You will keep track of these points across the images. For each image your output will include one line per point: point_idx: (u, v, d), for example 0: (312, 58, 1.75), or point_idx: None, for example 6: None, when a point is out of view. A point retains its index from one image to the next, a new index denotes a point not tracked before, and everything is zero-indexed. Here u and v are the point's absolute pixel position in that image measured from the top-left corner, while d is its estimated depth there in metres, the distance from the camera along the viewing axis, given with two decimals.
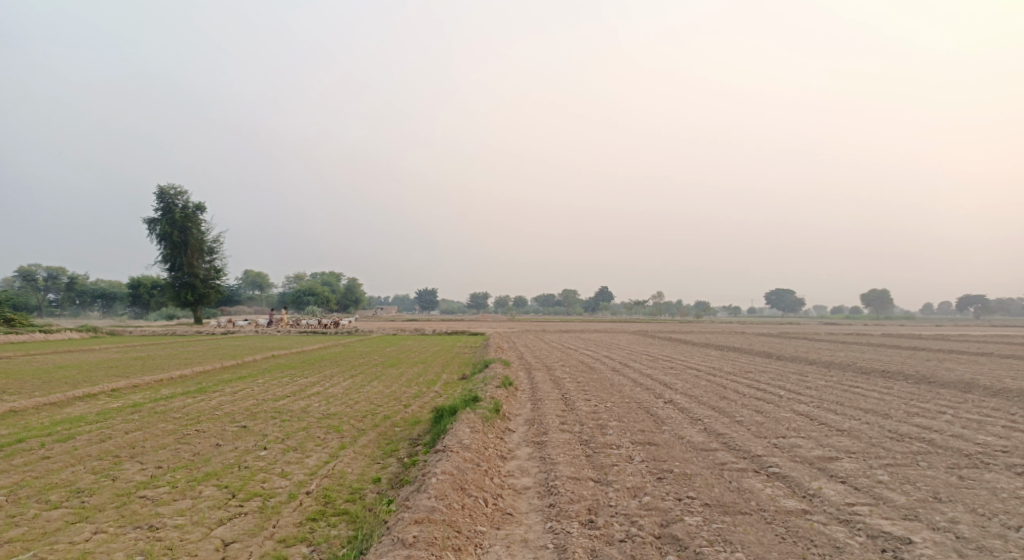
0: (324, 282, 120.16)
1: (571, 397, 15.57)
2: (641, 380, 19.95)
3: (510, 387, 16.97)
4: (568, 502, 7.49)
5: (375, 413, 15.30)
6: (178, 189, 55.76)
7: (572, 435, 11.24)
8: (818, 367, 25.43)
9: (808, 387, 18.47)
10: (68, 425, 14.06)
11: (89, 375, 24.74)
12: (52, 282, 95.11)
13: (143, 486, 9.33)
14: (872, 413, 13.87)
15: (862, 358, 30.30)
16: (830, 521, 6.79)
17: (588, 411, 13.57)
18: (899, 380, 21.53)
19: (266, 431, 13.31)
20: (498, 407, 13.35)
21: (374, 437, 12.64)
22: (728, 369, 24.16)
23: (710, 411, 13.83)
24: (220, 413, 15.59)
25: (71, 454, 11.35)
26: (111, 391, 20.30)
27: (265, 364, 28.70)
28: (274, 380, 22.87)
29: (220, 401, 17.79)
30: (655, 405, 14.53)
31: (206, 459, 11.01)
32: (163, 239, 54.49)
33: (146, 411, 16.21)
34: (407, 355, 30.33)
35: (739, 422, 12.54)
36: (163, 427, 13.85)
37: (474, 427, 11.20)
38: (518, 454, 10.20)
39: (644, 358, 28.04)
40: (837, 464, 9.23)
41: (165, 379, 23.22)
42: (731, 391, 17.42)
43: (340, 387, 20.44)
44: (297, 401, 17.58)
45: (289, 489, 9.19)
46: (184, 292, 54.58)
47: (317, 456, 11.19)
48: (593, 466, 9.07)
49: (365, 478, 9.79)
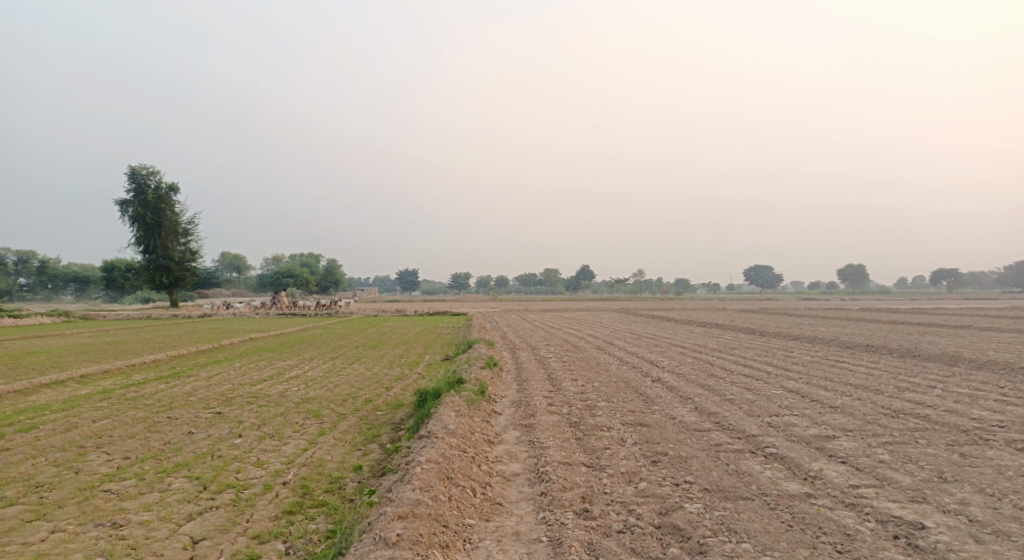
0: (303, 263, 118.68)
1: (557, 377, 15.18)
2: (627, 358, 19.62)
3: (495, 368, 16.56)
4: (561, 490, 7.10)
5: (356, 397, 14.80)
6: (150, 169, 54.29)
7: (561, 418, 10.84)
8: (802, 343, 25.30)
9: (795, 363, 18.29)
10: (32, 414, 13.38)
11: (59, 361, 23.87)
12: (23, 266, 92.57)
13: (107, 479, 8.78)
14: (863, 389, 13.65)
15: (845, 333, 30.29)
16: (837, 506, 6.47)
17: (575, 391, 13.19)
18: (884, 354, 21.42)
19: (241, 418, 12.77)
20: (483, 389, 12.94)
21: (355, 422, 12.18)
22: (713, 345, 23.91)
23: (699, 390, 13.51)
24: (194, 399, 15.00)
25: (32, 445, 10.71)
26: (81, 377, 19.54)
27: (242, 347, 27.99)
28: (251, 363, 22.25)
29: (194, 387, 17.15)
30: (643, 384, 14.21)
31: (177, 449, 10.45)
32: (136, 221, 53.02)
33: (116, 397, 15.56)
34: (388, 337, 29.75)
35: (730, 400, 12.24)
36: (133, 415, 13.23)
37: (459, 410, 10.76)
38: (506, 438, 9.79)
39: (629, 336, 27.75)
40: (836, 443, 8.95)
41: (138, 363, 22.48)
42: (718, 369, 17.14)
43: (320, 371, 19.86)
44: (274, 385, 17.02)
45: (264, 480, 8.70)
46: (159, 275, 53.31)
47: (295, 444, 10.69)
48: (584, 451, 8.67)
49: (345, 467, 9.34)
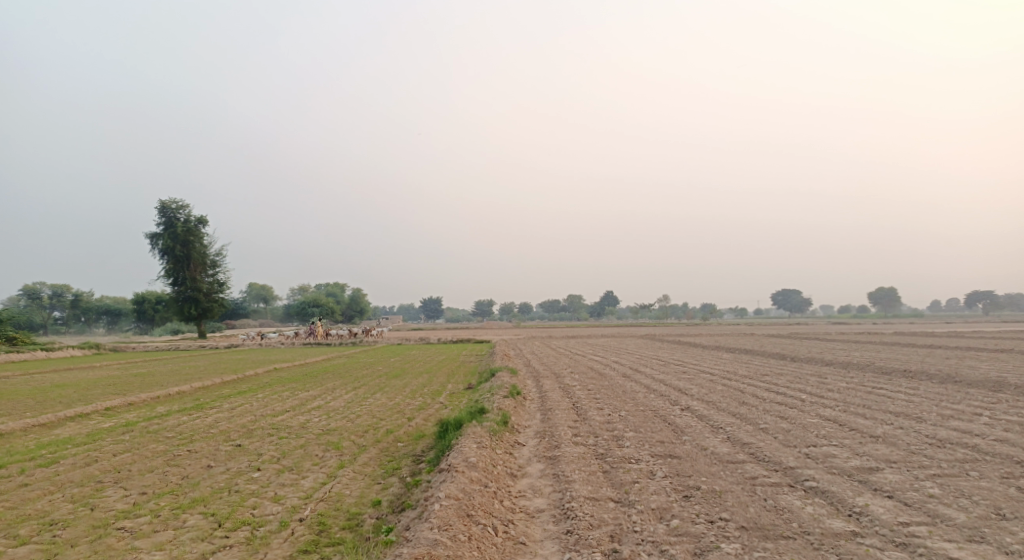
0: (329, 293, 119.70)
1: (582, 406, 14.79)
2: (655, 386, 19.13)
3: (518, 397, 16.19)
4: (588, 529, 6.72)
5: (377, 428, 14.53)
6: (180, 203, 55.39)
7: (587, 449, 10.44)
8: (836, 369, 24.51)
9: (830, 390, 17.62)
10: (54, 448, 13.32)
11: (86, 394, 24.00)
12: (58, 299, 94.57)
13: (122, 516, 8.59)
14: (904, 417, 13.03)
15: (880, 357, 29.30)
16: (887, 546, 6.01)
17: (601, 421, 12.78)
18: (923, 380, 20.60)
19: (261, 450, 12.56)
20: (506, 419, 12.60)
21: (376, 454, 11.90)
22: (743, 372, 23.24)
23: (730, 418, 13.01)
24: (216, 431, 14.87)
25: (51, 480, 10.61)
26: (105, 410, 19.58)
27: (266, 378, 27.96)
28: (274, 394, 22.15)
29: (217, 418, 17.03)
30: (672, 413, 13.73)
31: (194, 484, 10.24)
32: (166, 254, 53.92)
33: (138, 430, 15.49)
34: (412, 366, 29.53)
35: (764, 429, 11.74)
36: (153, 448, 13.11)
37: (481, 442, 10.43)
38: (529, 471, 9.43)
39: (655, 363, 27.18)
40: (880, 475, 8.44)
41: (163, 395, 22.52)
42: (750, 396, 16.56)
43: (342, 401, 19.67)
44: (296, 416, 16.83)
45: (280, 517, 8.43)
46: (187, 307, 53.93)
47: (313, 478, 10.42)
48: (612, 485, 8.27)
49: (364, 502, 9.03)
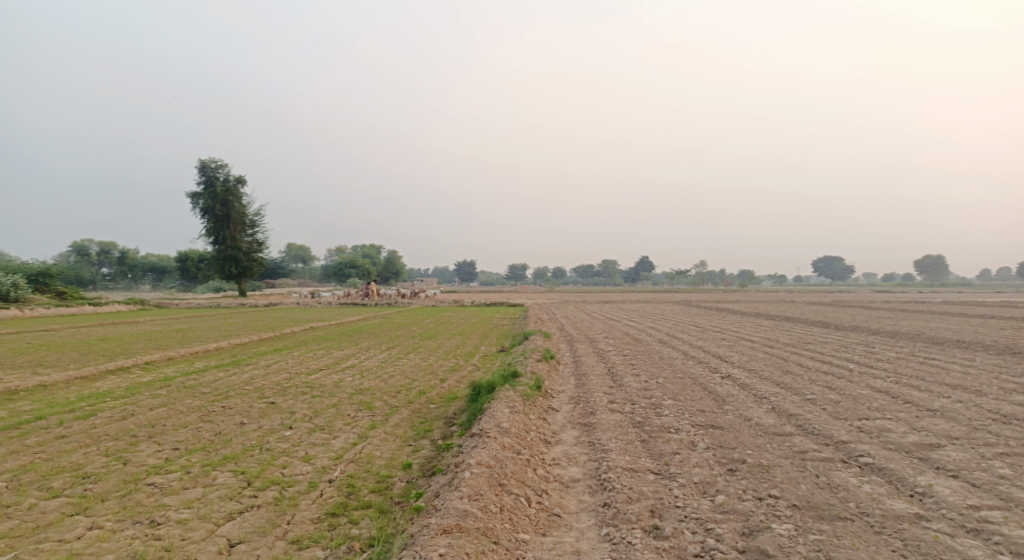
0: (366, 255, 120.83)
1: (618, 371, 14.36)
2: (693, 352, 18.57)
3: (552, 361, 15.84)
4: (627, 502, 6.35)
5: (410, 388, 14.37)
6: (220, 162, 55.86)
7: (623, 417, 10.04)
8: (884, 338, 23.59)
9: (879, 360, 16.86)
10: (92, 401, 13.44)
11: (128, 348, 24.43)
12: (105, 256, 97.32)
13: (153, 472, 8.53)
14: (962, 390, 12.29)
15: (929, 327, 28.21)
16: (957, 532, 5.56)
17: (638, 387, 12.35)
18: (978, 351, 19.60)
19: (293, 408, 12.49)
20: (539, 383, 12.27)
21: (408, 415, 11.71)
22: (785, 340, 22.47)
23: (774, 388, 12.44)
24: (250, 388, 14.90)
25: (87, 433, 10.66)
26: (145, 365, 19.86)
27: (302, 336, 28.18)
28: (309, 352, 22.21)
29: (251, 375, 17.08)
30: (712, 381, 13.21)
31: (226, 441, 10.16)
32: (207, 212, 54.63)
33: (175, 385, 15.61)
34: (446, 327, 29.41)
35: (811, 401, 11.17)
36: (188, 404, 13.15)
37: (514, 406, 10.11)
38: (564, 438, 9.08)
39: (693, 329, 26.53)
40: (941, 453, 7.88)
41: (201, 351, 22.81)
42: (794, 365, 15.89)
43: (376, 361, 19.61)
44: (329, 375, 16.78)
45: (310, 477, 8.27)
46: (227, 265, 54.78)
47: (344, 438, 10.25)
48: (651, 455, 7.87)
49: (394, 464, 8.83)
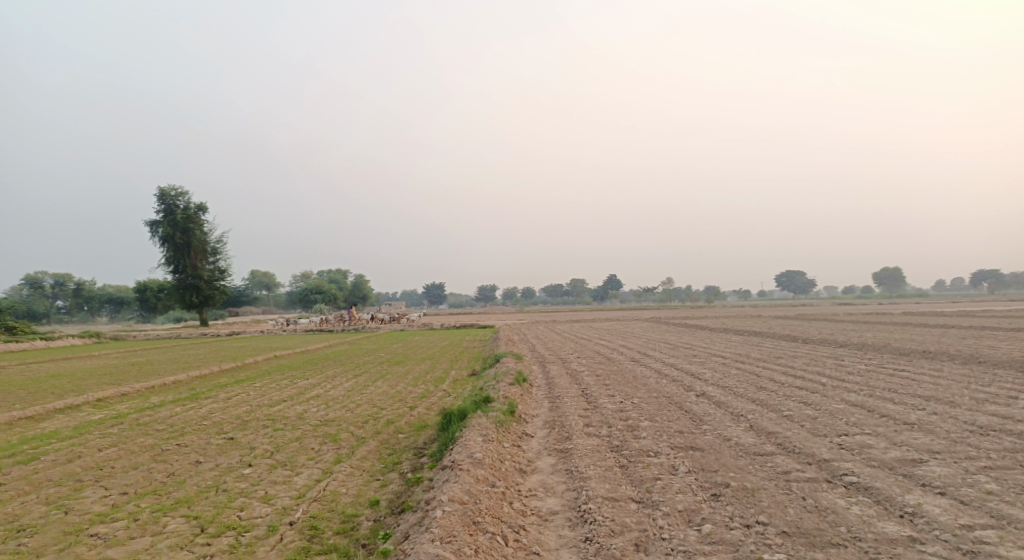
0: (332, 280, 119.20)
1: (592, 393, 14.03)
2: (666, 370, 18.35)
3: (525, 384, 15.45)
4: (609, 536, 6.06)
5: (377, 418, 13.83)
6: (180, 190, 54.62)
7: (600, 441, 9.70)
8: (852, 351, 23.73)
9: (850, 373, 16.84)
10: (37, 443, 12.60)
11: (80, 384, 23.27)
12: (60, 289, 94.09)
13: (97, 520, 7.90)
14: (936, 401, 12.24)
15: (894, 338, 28.56)
16: (954, 556, 5.39)
17: (614, 409, 12.04)
18: (945, 361, 19.77)
19: (254, 444, 11.86)
20: (512, 409, 11.87)
21: (375, 447, 11.17)
22: (756, 355, 22.43)
23: (750, 405, 12.25)
24: (208, 423, 14.18)
25: (28, 479, 9.91)
26: (97, 402, 18.86)
27: (266, 366, 27.27)
28: (272, 383, 21.42)
29: (210, 409, 16.29)
30: (687, 400, 12.95)
31: (179, 482, 9.53)
32: (166, 241, 53.19)
33: (128, 423, 14.79)
34: (414, 352, 28.78)
35: (789, 418, 10.97)
36: (141, 443, 12.41)
37: (486, 434, 9.70)
38: (540, 467, 8.69)
39: (664, 347, 26.39)
40: (926, 468, 7.71)
41: (158, 385, 21.84)
42: (767, 381, 15.76)
43: (342, 389, 18.96)
44: (293, 406, 16.09)
45: (270, 520, 7.73)
46: (189, 294, 53.30)
47: (308, 474, 9.69)
48: (632, 482, 7.53)
49: (361, 502, 8.33)
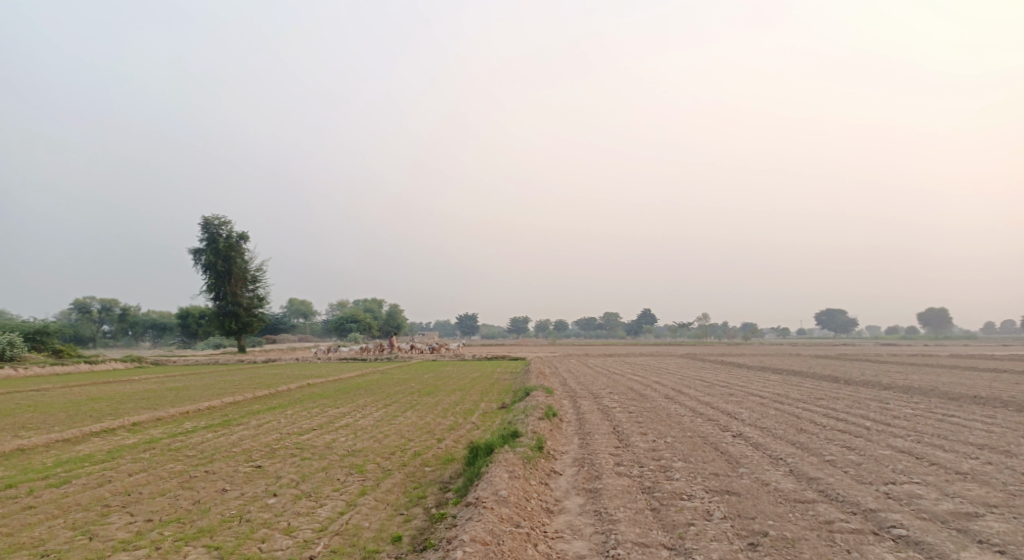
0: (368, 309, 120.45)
1: (624, 430, 13.66)
2: (701, 408, 17.84)
3: (555, 419, 15.15)
4: None
5: (405, 449, 13.67)
6: (223, 219, 56.06)
7: (631, 481, 9.37)
8: (897, 393, 22.80)
9: (895, 417, 16.13)
10: (70, 466, 12.75)
11: (117, 408, 23.65)
12: (106, 313, 96.92)
13: (120, 547, 7.88)
14: (990, 450, 11.58)
15: (941, 381, 27.43)
16: None
17: (646, 448, 11.66)
18: (997, 407, 18.80)
19: (280, 473, 11.78)
20: (541, 444, 11.60)
21: (401, 480, 11.00)
22: (796, 395, 21.71)
23: (789, 448, 11.73)
24: (237, 450, 14.20)
25: (57, 502, 9.97)
26: (132, 426, 19.10)
27: (298, 393, 27.40)
28: (303, 410, 21.47)
29: (240, 436, 16.34)
30: (723, 441, 12.48)
31: (204, 510, 9.47)
32: (208, 269, 54.48)
33: (160, 447, 14.91)
34: (445, 383, 28.65)
35: (831, 462, 10.47)
36: (170, 468, 12.44)
37: (512, 471, 9.46)
38: (568, 507, 8.41)
39: (699, 384, 25.77)
40: (982, 523, 7.23)
41: (192, 410, 22.07)
42: (808, 423, 15.15)
43: (371, 419, 18.88)
44: (322, 435, 16.04)
45: (290, 554, 7.61)
46: (227, 321, 54.27)
47: (331, 506, 9.54)
48: (664, 527, 7.21)
49: (383, 537, 8.15)
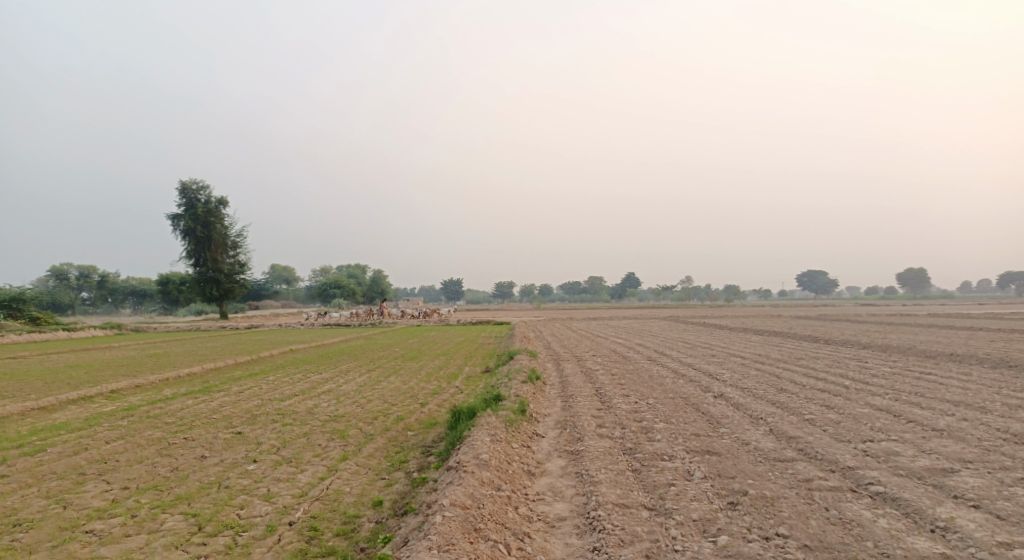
0: (351, 275, 119.77)
1: (606, 392, 13.66)
2: (683, 370, 17.91)
3: (538, 382, 15.12)
4: (618, 547, 5.96)
5: (387, 414, 13.61)
6: (201, 184, 54.97)
7: (613, 443, 9.36)
8: (876, 353, 23.07)
9: (874, 376, 16.30)
10: (46, 434, 12.54)
11: (96, 376, 23.33)
12: (85, 281, 95.45)
13: (94, 516, 7.76)
14: (966, 407, 11.72)
15: (919, 340, 27.82)
16: None
17: (628, 410, 11.68)
18: (974, 365, 19.08)
19: (260, 439, 11.66)
20: (523, 408, 11.56)
21: (383, 445, 10.93)
22: (777, 356, 21.90)
23: (770, 408, 11.79)
24: (218, 417, 14.06)
25: (31, 472, 9.78)
26: (111, 393, 18.86)
27: (281, 359, 27.20)
28: (285, 377, 21.31)
29: (221, 403, 16.18)
30: (705, 401, 12.52)
31: (182, 478, 9.34)
32: (187, 235, 53.62)
33: (139, 415, 14.70)
34: (429, 347, 28.57)
35: (811, 422, 10.54)
36: (148, 436, 12.27)
37: (494, 434, 9.40)
38: (549, 469, 8.39)
39: (682, 346, 25.93)
40: (958, 478, 7.31)
41: (172, 377, 21.81)
42: (788, 383, 15.25)
43: (354, 384, 18.77)
44: (304, 401, 15.93)
45: (268, 520, 7.55)
46: (208, 288, 53.61)
47: (312, 472, 9.46)
48: (644, 488, 7.20)
49: (364, 501, 8.09)
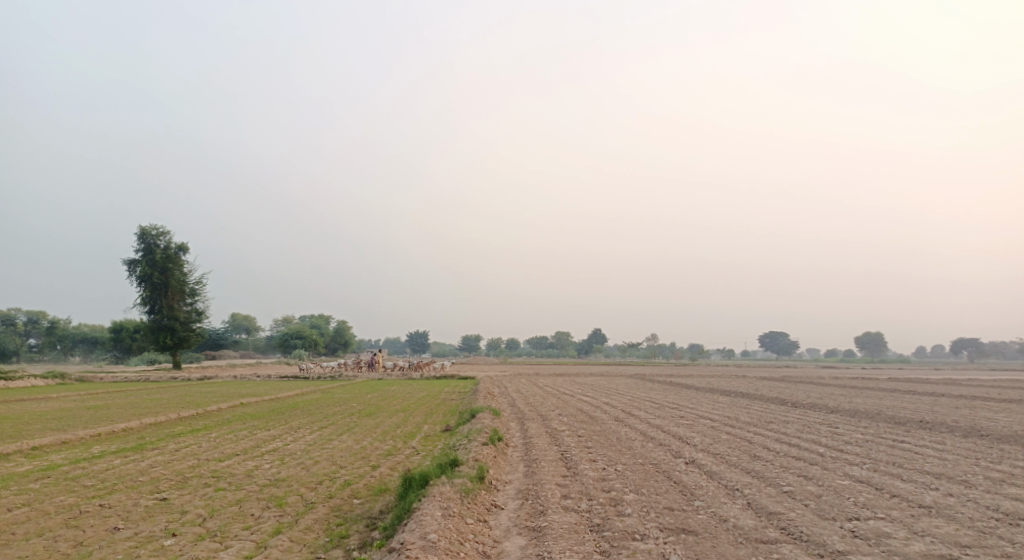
0: (314, 325, 117.05)
1: (573, 457, 12.72)
2: (652, 432, 17.05)
3: (500, 444, 14.15)
4: None
5: (334, 478, 12.43)
6: (161, 229, 53.33)
7: (579, 517, 8.45)
8: (846, 418, 22.52)
9: (848, 443, 15.63)
10: None
11: (22, 430, 21.49)
12: (33, 326, 91.44)
13: None
14: (949, 480, 11.10)
15: (887, 405, 27.43)
16: None
17: (595, 477, 10.78)
18: (945, 433, 18.60)
19: (186, 507, 10.41)
20: (482, 474, 10.57)
21: (323, 515, 9.83)
22: (747, 418, 21.18)
23: (746, 478, 11.01)
24: (144, 479, 12.72)
25: None
26: (32, 450, 17.18)
27: (228, 414, 25.57)
28: (229, 433, 19.80)
29: (152, 462, 14.78)
30: (676, 469, 11.68)
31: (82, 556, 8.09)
32: (143, 281, 51.63)
33: (54, 476, 13.24)
34: (387, 403, 27.18)
35: (791, 494, 9.79)
36: (59, 502, 10.89)
37: (446, 508, 8.40)
38: (508, 549, 7.45)
39: (649, 406, 25.08)
40: None
41: (105, 432, 20.14)
42: (761, 449, 14.51)
43: (303, 443, 17.48)
44: (244, 462, 14.60)
45: None
46: (162, 336, 51.29)
47: (237, 548, 8.34)
48: None
49: None
